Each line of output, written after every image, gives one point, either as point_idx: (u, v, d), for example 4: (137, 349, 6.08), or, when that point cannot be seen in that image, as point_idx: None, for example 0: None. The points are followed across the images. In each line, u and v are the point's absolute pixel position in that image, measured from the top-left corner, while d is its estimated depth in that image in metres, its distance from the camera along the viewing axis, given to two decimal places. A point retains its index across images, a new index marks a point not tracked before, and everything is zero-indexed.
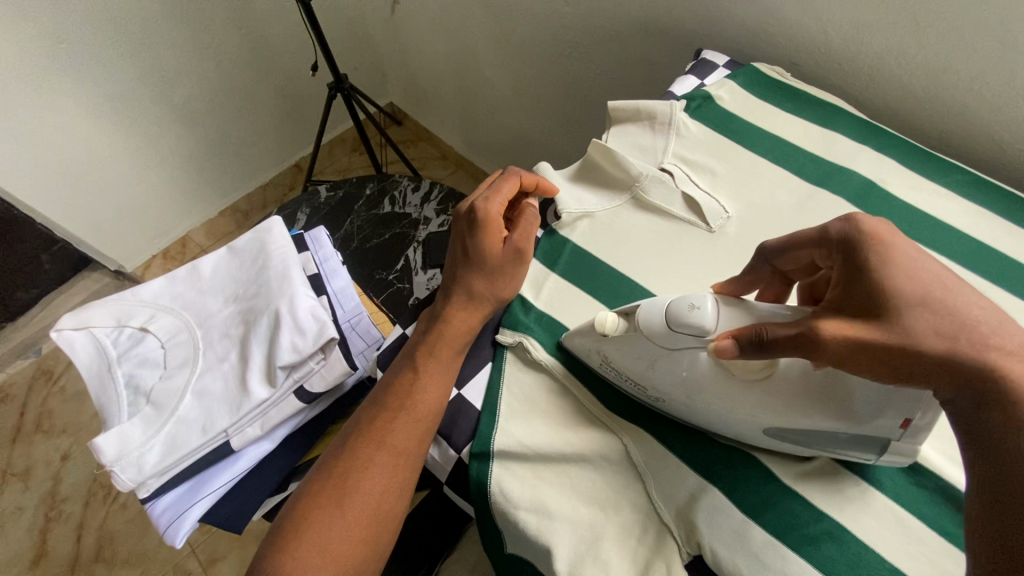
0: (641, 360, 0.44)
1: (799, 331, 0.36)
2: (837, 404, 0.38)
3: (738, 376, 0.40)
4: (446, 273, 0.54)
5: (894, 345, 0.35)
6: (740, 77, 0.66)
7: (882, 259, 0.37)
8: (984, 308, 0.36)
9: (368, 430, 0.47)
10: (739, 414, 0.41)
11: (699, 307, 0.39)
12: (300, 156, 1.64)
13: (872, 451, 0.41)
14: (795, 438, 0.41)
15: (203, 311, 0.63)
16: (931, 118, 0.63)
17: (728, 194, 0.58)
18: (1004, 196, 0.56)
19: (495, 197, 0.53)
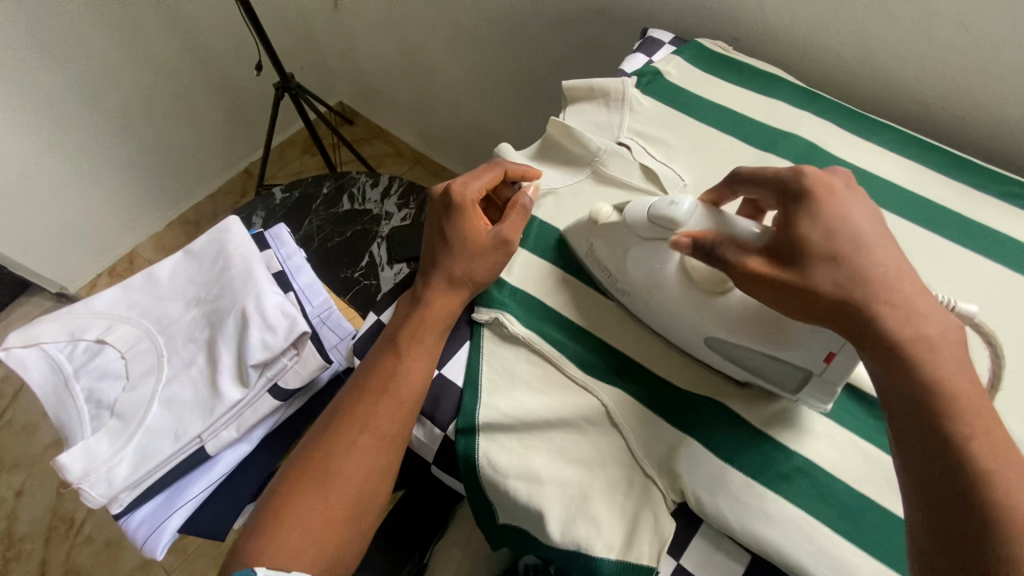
0: (618, 248, 0.50)
1: (729, 259, 0.42)
2: (772, 329, 0.43)
3: (699, 286, 0.47)
4: (425, 259, 0.54)
5: (797, 287, 0.39)
6: (686, 52, 0.69)
7: (807, 210, 0.40)
8: (889, 261, 0.38)
9: (353, 412, 0.46)
10: (686, 319, 0.47)
11: (676, 204, 0.45)
12: (250, 161, 1.58)
13: (793, 381, 0.44)
14: (728, 352, 0.45)
15: (164, 318, 0.61)
16: (862, 83, 0.67)
17: (682, 163, 0.60)
18: (932, 151, 0.60)
19: (473, 183, 0.53)
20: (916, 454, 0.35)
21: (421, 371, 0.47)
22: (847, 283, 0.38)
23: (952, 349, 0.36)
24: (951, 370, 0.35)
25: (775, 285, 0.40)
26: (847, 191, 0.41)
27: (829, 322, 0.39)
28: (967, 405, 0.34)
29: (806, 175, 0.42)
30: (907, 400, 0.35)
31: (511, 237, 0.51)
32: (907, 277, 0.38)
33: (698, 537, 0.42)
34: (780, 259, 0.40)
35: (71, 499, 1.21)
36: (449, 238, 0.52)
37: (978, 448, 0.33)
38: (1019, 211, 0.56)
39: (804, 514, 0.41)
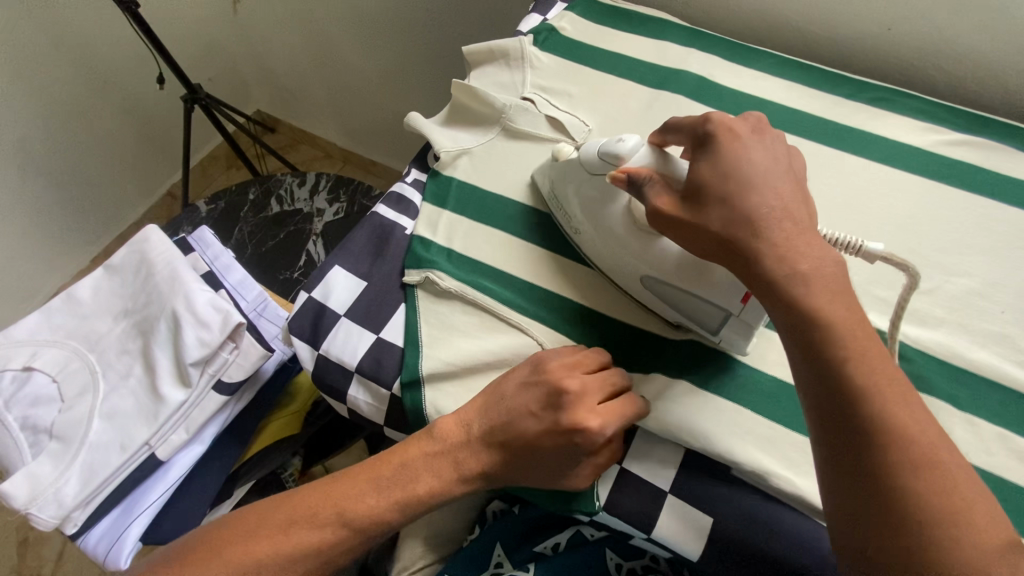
0: (571, 188, 0.53)
1: (649, 197, 0.44)
2: (701, 270, 0.45)
3: (638, 224, 0.48)
4: (502, 419, 0.44)
5: (690, 224, 0.42)
6: (578, 7, 0.72)
7: (710, 154, 0.43)
8: (775, 200, 0.40)
9: (352, 508, 0.44)
10: (626, 257, 0.49)
11: (622, 141, 0.48)
12: (171, 183, 1.52)
13: (715, 323, 0.46)
14: (661, 293, 0.48)
15: (92, 335, 0.59)
16: (742, 17, 0.72)
17: (586, 110, 0.63)
18: (807, 71, 0.66)
19: (607, 418, 0.42)
20: (811, 390, 0.37)
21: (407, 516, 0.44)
22: (733, 222, 0.40)
23: (827, 282, 0.38)
24: (828, 301, 0.37)
25: (672, 221, 0.43)
26: (753, 136, 0.44)
27: (710, 253, 0.42)
28: (843, 330, 0.36)
29: (712, 119, 0.44)
30: (792, 334, 0.38)
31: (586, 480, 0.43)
32: (790, 215, 0.40)
33: (637, 440, 0.46)
34: (683, 198, 0.43)
35: (35, 556, 1.17)
36: (540, 446, 0.43)
37: (848, 367, 0.35)
38: (886, 112, 0.62)
39: (726, 404, 0.46)
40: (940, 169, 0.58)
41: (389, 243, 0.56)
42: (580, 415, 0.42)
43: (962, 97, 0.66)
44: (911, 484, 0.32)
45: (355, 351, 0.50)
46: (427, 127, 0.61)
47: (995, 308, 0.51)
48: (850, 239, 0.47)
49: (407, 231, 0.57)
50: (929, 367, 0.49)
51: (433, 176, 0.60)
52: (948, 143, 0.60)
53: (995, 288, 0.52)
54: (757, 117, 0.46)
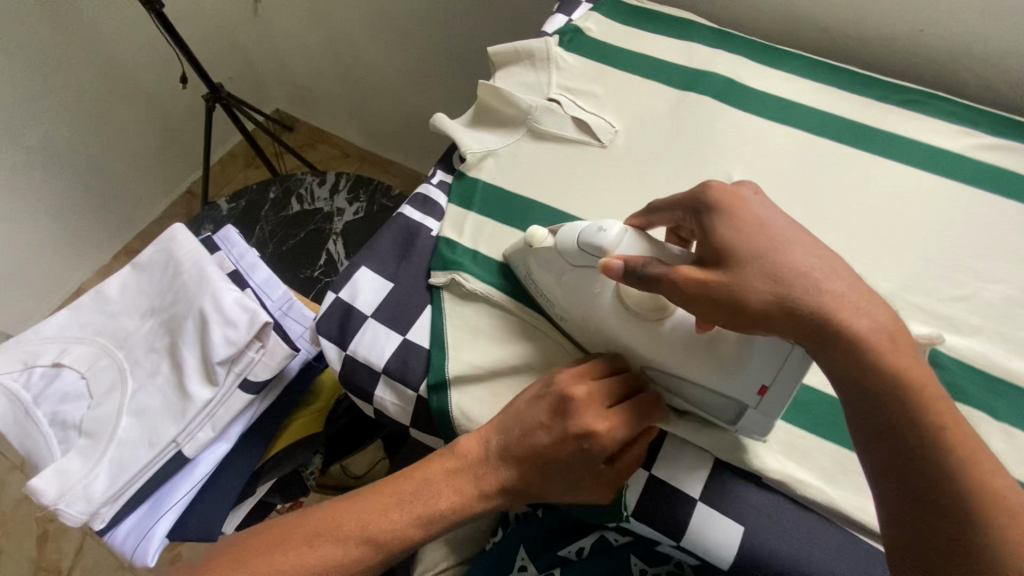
0: (551, 276, 0.48)
1: (656, 279, 0.39)
2: (714, 359, 0.41)
3: (632, 310, 0.44)
4: (515, 431, 0.43)
5: (735, 295, 0.36)
6: (603, 8, 0.71)
7: (722, 217, 0.39)
8: (819, 256, 0.37)
9: (375, 524, 0.44)
10: (623, 343, 0.45)
11: (604, 230, 0.44)
12: (191, 181, 1.54)
13: (730, 414, 0.43)
14: (666, 380, 0.45)
15: (120, 332, 0.60)
16: (770, 18, 0.71)
17: (612, 112, 0.62)
18: (837, 73, 0.65)
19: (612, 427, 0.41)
20: (883, 450, 0.34)
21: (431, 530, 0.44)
22: (779, 284, 0.36)
23: (899, 341, 0.35)
24: (905, 362, 0.35)
25: (710, 294, 0.37)
26: (757, 198, 0.41)
27: (757, 327, 0.37)
28: (927, 393, 0.34)
29: (713, 187, 0.41)
30: (871, 400, 0.35)
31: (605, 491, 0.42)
32: (836, 268, 0.37)
33: (665, 446, 0.46)
34: (711, 266, 0.38)
35: (55, 548, 1.19)
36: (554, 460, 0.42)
37: (938, 431, 0.33)
38: (919, 115, 0.61)
39: None
40: (974, 174, 0.57)
41: (415, 244, 0.56)
42: (593, 428, 0.41)
43: (997, 101, 0.65)
44: (1009, 546, 0.31)
45: (382, 352, 0.50)
46: (453, 129, 0.61)
47: None
48: None
49: (433, 233, 0.57)
50: (965, 376, 0.48)
51: (458, 178, 0.60)
52: (983, 147, 0.59)
53: None
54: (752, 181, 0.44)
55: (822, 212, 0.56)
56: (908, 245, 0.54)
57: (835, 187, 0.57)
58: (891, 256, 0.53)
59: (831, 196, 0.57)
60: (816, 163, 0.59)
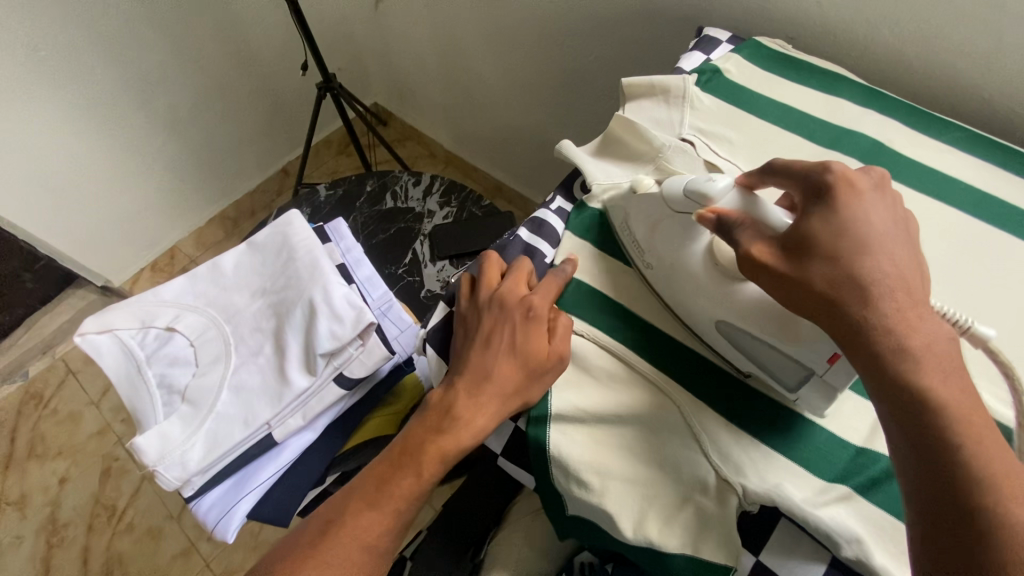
0: (650, 222, 0.51)
1: (740, 243, 0.42)
2: (782, 323, 0.43)
3: (720, 266, 0.48)
4: (461, 344, 0.49)
5: (790, 279, 0.39)
6: (744, 51, 0.69)
7: (825, 207, 0.40)
8: (886, 271, 0.38)
9: (376, 484, 0.47)
10: (701, 297, 0.48)
11: (713, 181, 0.46)
12: (287, 161, 1.61)
13: (793, 379, 0.44)
14: (736, 339, 0.46)
15: (229, 307, 0.62)
16: (925, 80, 0.67)
17: (746, 159, 0.60)
18: (1001, 150, 0.59)
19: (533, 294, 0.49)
20: (914, 464, 0.34)
21: (428, 471, 0.46)
22: (841, 282, 0.38)
23: (943, 358, 0.35)
24: (941, 378, 0.35)
25: (772, 274, 0.40)
26: (873, 193, 0.41)
27: (812, 317, 0.39)
28: (956, 408, 0.34)
29: (831, 171, 0.42)
30: (897, 404, 0.35)
31: (563, 351, 0.48)
32: (907, 284, 0.38)
33: (775, 531, 0.42)
34: (785, 252, 0.40)
35: (114, 487, 1.25)
36: (510, 345, 0.47)
37: (959, 447, 0.33)
38: None
39: (888, 518, 0.41)
40: None
41: None
42: (508, 305, 0.49)
43: None
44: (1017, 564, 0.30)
45: None
46: (579, 157, 0.60)
47: None
48: (960, 317, 0.40)
49: (547, 259, 0.56)
50: None
51: (578, 207, 0.58)
52: None
53: None
54: (880, 171, 0.43)
55: (976, 302, 0.51)
56: None
57: (991, 276, 0.52)
58: None
59: (986, 286, 0.51)
60: (972, 246, 0.54)
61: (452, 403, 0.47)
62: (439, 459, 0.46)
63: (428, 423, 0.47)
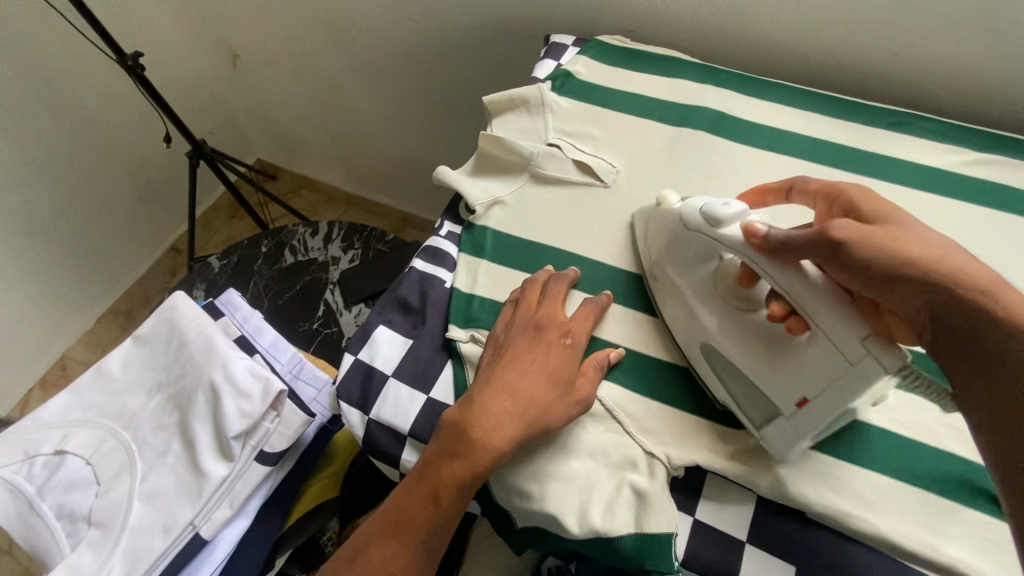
0: (665, 235, 0.51)
1: (780, 238, 0.42)
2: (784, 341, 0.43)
3: (718, 287, 0.47)
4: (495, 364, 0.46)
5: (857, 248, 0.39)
6: (589, 51, 0.73)
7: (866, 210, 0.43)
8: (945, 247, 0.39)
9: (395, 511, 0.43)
10: (690, 311, 0.48)
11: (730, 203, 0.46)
12: (175, 237, 1.52)
13: (761, 417, 0.44)
14: (715, 364, 0.46)
15: (125, 411, 0.57)
16: (749, 50, 0.74)
17: (612, 150, 0.63)
18: (821, 99, 0.67)
19: (571, 323, 0.49)
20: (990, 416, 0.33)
21: (444, 499, 0.42)
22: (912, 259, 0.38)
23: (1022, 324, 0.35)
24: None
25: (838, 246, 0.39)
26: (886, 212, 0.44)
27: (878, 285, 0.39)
28: None
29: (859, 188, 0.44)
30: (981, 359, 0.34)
31: (592, 387, 0.46)
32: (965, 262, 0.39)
33: (706, 487, 0.45)
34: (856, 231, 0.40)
35: None
36: (547, 370, 0.45)
37: None
38: (903, 136, 0.63)
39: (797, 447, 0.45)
40: (969, 191, 0.59)
41: (430, 296, 0.54)
42: (549, 329, 0.48)
43: (969, 115, 0.68)
44: None
45: (407, 414, 0.48)
46: (457, 180, 0.61)
47: None
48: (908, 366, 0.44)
49: (447, 284, 0.55)
50: None
51: (467, 228, 0.59)
52: (970, 163, 0.61)
53: None
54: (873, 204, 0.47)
55: None
56: None
57: None
58: None
59: None
60: None
61: (474, 421, 0.42)
62: (456, 490, 0.42)
63: (448, 444, 0.43)
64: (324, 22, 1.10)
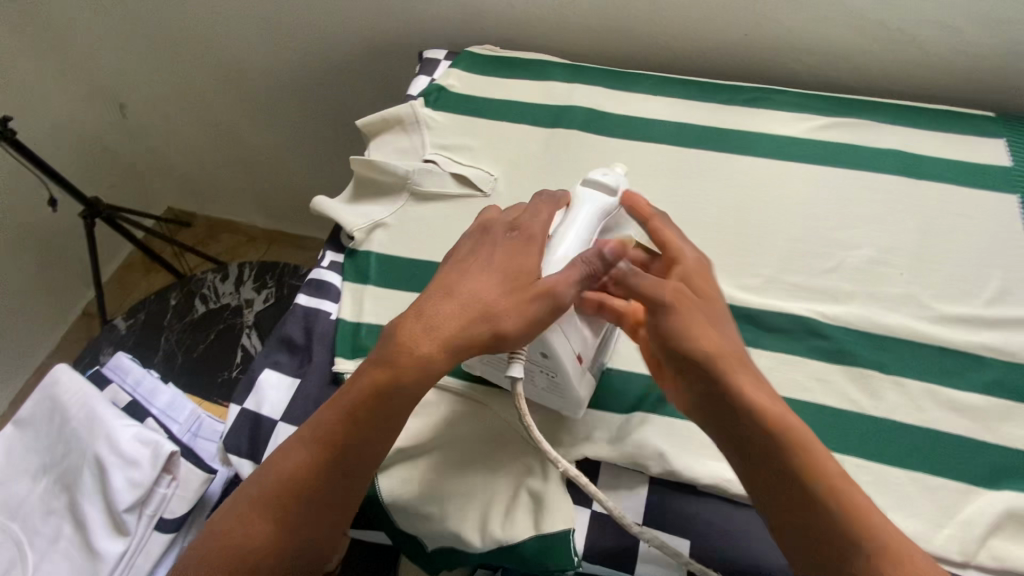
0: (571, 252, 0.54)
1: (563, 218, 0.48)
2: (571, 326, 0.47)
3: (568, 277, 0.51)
4: (461, 270, 0.43)
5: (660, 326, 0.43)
6: (461, 63, 0.74)
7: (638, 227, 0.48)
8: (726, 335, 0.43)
9: (317, 434, 0.41)
10: None
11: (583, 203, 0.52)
12: (86, 302, 1.43)
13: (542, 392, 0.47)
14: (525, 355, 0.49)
15: (8, 501, 0.53)
16: (615, 45, 0.76)
17: (488, 159, 0.64)
18: (683, 85, 0.70)
19: (539, 223, 0.45)
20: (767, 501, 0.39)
21: (370, 421, 0.40)
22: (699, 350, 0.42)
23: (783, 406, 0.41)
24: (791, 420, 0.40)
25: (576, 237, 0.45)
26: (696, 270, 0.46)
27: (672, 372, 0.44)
28: (805, 443, 0.39)
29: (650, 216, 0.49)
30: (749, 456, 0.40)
31: (564, 295, 0.41)
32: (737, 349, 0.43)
33: (602, 478, 0.46)
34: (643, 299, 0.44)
35: None
36: (508, 276, 0.42)
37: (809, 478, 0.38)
38: (761, 110, 0.66)
39: (681, 424, 0.47)
40: (823, 155, 0.62)
41: (316, 332, 0.53)
42: (517, 233, 0.45)
43: (819, 83, 0.72)
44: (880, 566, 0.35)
45: None
46: (335, 209, 0.60)
47: (892, 272, 0.54)
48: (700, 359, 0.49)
49: (333, 315, 0.55)
50: (850, 340, 0.51)
51: (351, 256, 0.58)
52: (822, 128, 0.64)
53: (890, 254, 0.55)
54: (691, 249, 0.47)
55: (699, 215, 0.59)
56: (776, 229, 0.58)
57: (705, 189, 0.61)
58: (765, 244, 0.57)
59: (703, 199, 0.60)
60: (684, 171, 0.63)
61: (407, 333, 0.41)
62: (377, 401, 0.40)
63: (380, 358, 0.41)
64: (204, 62, 1.07)
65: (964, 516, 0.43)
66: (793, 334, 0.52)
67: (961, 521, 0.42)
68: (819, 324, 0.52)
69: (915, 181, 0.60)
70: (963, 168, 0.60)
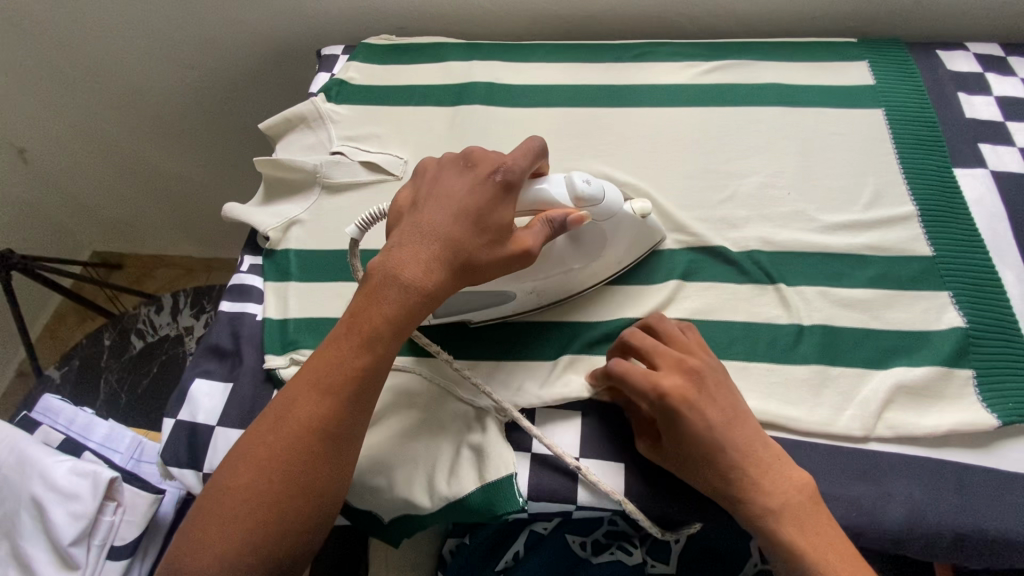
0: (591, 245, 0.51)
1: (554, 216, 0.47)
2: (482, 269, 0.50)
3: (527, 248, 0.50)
4: (442, 198, 0.44)
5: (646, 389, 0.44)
6: (359, 55, 0.74)
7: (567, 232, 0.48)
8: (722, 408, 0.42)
9: (323, 377, 0.40)
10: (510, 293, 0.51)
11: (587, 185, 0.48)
12: (18, 361, 1.36)
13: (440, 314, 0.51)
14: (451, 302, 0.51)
15: None
16: (507, 20, 0.78)
17: (396, 144, 0.65)
18: (576, 49, 0.72)
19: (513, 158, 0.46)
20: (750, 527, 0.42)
21: (373, 359, 0.41)
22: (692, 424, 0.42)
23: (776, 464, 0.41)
24: (781, 484, 0.41)
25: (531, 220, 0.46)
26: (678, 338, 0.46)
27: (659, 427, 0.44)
28: (786, 501, 0.40)
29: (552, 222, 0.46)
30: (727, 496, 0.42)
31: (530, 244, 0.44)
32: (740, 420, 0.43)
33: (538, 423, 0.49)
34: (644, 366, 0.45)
35: None
36: (483, 207, 0.44)
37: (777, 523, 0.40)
38: (650, 63, 0.70)
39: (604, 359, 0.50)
40: (709, 97, 0.66)
41: (244, 334, 0.54)
42: (486, 167, 0.46)
43: (701, 32, 0.76)
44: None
45: None
46: (246, 212, 0.60)
47: (782, 193, 0.59)
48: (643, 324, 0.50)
49: (259, 316, 0.55)
50: (750, 259, 0.55)
51: (270, 256, 0.59)
52: (706, 73, 0.68)
53: (778, 177, 0.60)
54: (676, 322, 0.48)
55: (603, 167, 0.62)
56: (674, 170, 0.61)
57: (606, 143, 0.64)
58: (665, 185, 0.61)
59: (605, 152, 0.63)
60: (585, 129, 0.65)
61: (406, 259, 0.42)
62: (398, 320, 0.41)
63: (385, 291, 0.42)
64: (101, 93, 1.03)
65: (862, 396, 0.47)
66: (700, 262, 0.56)
67: (859, 401, 0.47)
68: (722, 248, 0.56)
69: (793, 109, 0.64)
70: (833, 91, 0.65)
